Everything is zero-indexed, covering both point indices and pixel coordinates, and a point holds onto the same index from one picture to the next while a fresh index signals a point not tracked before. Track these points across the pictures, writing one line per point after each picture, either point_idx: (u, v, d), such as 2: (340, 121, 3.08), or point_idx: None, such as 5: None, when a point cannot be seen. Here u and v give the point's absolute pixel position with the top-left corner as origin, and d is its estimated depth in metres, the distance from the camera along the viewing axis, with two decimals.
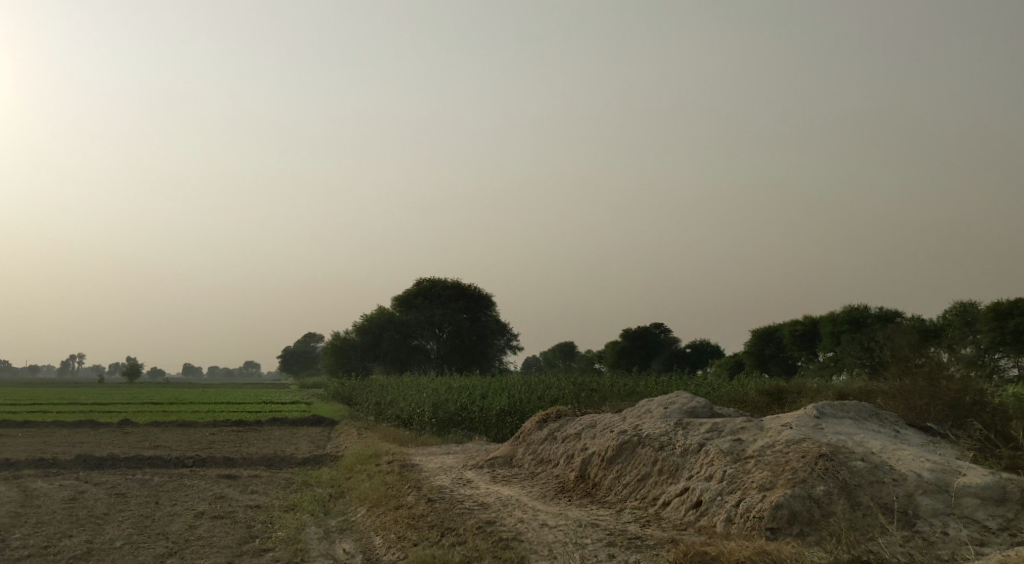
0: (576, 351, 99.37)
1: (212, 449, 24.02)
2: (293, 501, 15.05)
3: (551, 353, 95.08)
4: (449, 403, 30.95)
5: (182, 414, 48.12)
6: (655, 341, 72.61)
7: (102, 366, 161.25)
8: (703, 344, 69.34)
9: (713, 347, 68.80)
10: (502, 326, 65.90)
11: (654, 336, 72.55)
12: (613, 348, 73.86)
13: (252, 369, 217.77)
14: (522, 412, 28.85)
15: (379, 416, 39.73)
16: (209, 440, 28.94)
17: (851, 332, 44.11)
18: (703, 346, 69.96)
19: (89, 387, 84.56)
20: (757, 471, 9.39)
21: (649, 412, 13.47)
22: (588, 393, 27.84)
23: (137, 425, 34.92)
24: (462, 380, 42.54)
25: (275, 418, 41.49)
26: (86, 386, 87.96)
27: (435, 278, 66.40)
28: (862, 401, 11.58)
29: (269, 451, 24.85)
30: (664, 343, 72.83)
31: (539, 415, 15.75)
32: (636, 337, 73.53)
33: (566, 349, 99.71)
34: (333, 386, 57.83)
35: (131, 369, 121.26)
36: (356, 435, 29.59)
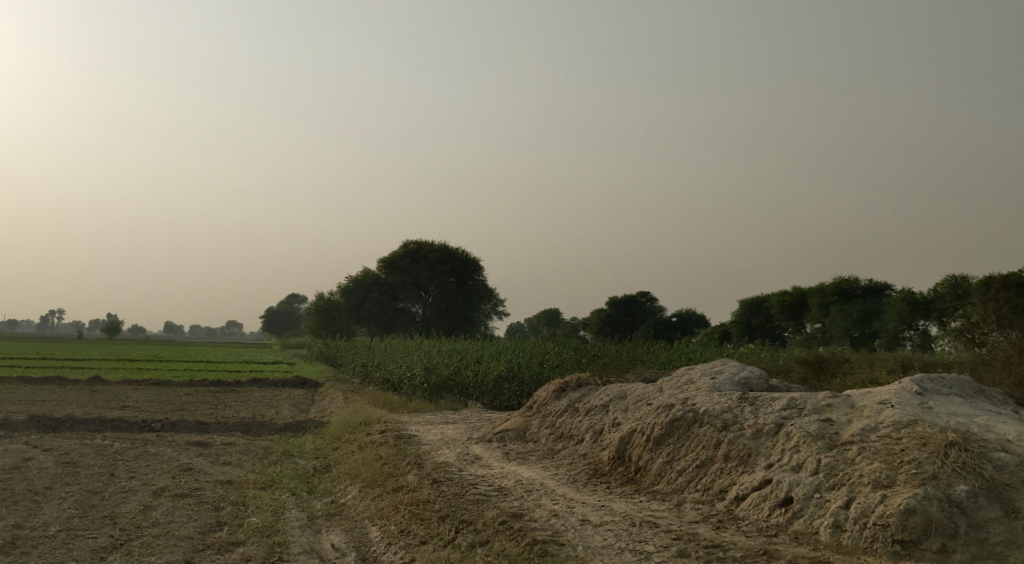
0: (561, 318, 98.02)
1: (184, 412, 21.92)
2: (272, 475, 12.97)
3: (537, 319, 93.31)
4: (442, 367, 29.01)
5: (159, 373, 45.93)
6: (642, 309, 71.01)
7: (80, 323, 159.29)
8: (692, 312, 67.84)
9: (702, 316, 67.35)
10: (490, 291, 63.82)
11: (640, 304, 71.00)
12: (599, 314, 72.26)
13: (233, 329, 215.34)
14: (521, 378, 26.98)
15: (365, 379, 37.74)
16: (183, 401, 26.85)
17: (838, 303, 42.62)
18: (690, 315, 68.46)
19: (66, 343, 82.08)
20: (865, 463, 7.36)
21: (693, 383, 11.43)
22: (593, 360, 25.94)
23: (108, 383, 32.79)
24: (452, 344, 40.61)
25: (255, 379, 39.47)
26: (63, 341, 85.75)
27: (422, 240, 64.12)
28: (963, 376, 9.67)
29: (249, 415, 22.82)
30: (650, 311, 71.36)
31: (556, 383, 13.70)
32: (623, 304, 71.90)
33: (552, 315, 98.31)
34: (317, 345, 55.78)
35: (112, 327, 119.29)
36: (342, 398, 27.59)
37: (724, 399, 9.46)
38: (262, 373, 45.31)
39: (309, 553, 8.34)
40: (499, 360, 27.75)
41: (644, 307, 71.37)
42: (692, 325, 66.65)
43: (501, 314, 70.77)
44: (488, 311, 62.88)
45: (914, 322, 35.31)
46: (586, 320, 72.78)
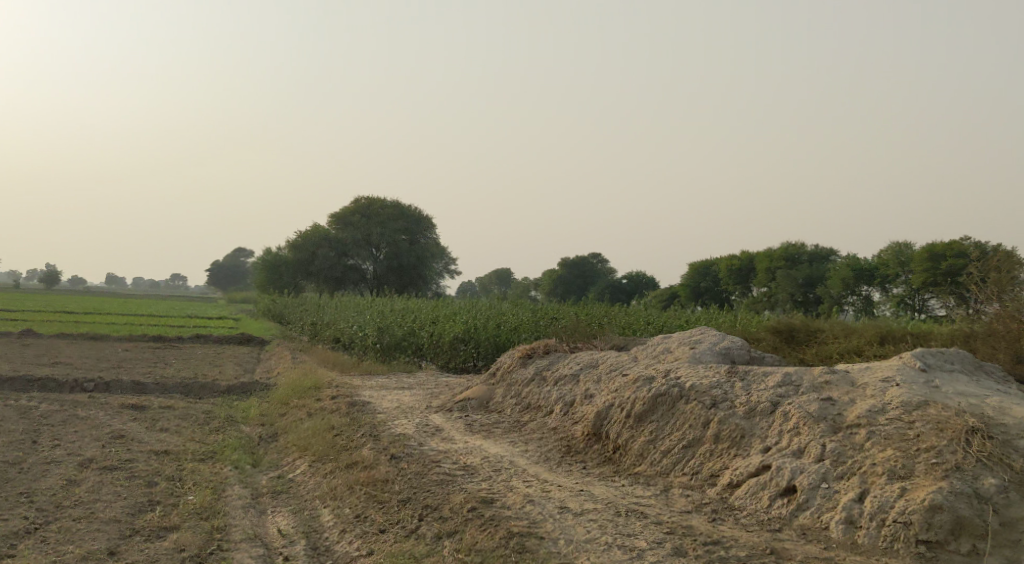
0: (512, 277, 97.54)
1: (122, 372, 20.78)
2: (212, 445, 12.02)
3: (486, 279, 92.65)
4: (395, 327, 28.13)
5: (98, 327, 44.34)
6: (592, 271, 70.82)
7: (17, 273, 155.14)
8: (642, 276, 67.76)
9: (651, 279, 67.38)
10: (442, 250, 62.78)
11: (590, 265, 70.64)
12: (550, 275, 71.71)
13: (178, 282, 211.85)
14: (477, 340, 26.27)
15: (314, 337, 36.74)
16: (122, 359, 25.66)
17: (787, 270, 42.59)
18: (640, 278, 68.23)
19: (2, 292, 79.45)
20: (876, 450, 6.67)
21: (670, 353, 10.68)
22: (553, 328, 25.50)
23: (42, 337, 31.33)
24: (404, 303, 39.66)
25: (200, 334, 38.24)
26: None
27: (373, 196, 62.75)
28: (964, 350, 9.02)
29: (191, 375, 21.72)
30: (600, 273, 71.05)
31: (523, 349, 12.91)
32: (573, 266, 71.59)
33: (503, 274, 97.74)
34: (264, 301, 54.50)
35: (51, 276, 116.21)
36: (291, 357, 26.63)
37: (710, 373, 8.72)
38: (207, 328, 44.08)
39: (252, 541, 7.45)
40: (457, 321, 27.08)
41: (594, 269, 71.14)
42: (642, 288, 66.55)
43: (453, 273, 69.87)
44: (440, 270, 62.27)
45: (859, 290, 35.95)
46: (536, 281, 72.32)
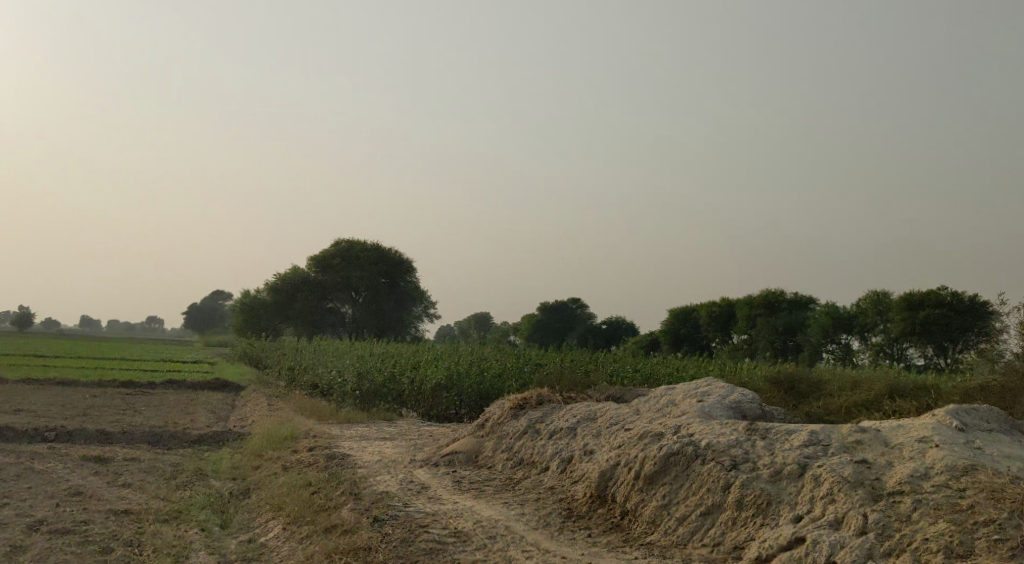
0: (491, 322, 96.88)
1: (88, 421, 19.79)
2: (178, 503, 11.12)
3: (466, 323, 91.82)
4: (374, 372, 27.23)
5: (67, 371, 43.10)
6: (572, 315, 70.21)
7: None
8: (622, 321, 67.21)
9: (632, 325, 66.85)
10: (422, 293, 62.03)
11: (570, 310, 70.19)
12: (529, 320, 71.05)
13: (153, 325, 209.51)
14: (460, 387, 25.52)
15: (291, 383, 35.78)
16: (89, 406, 24.66)
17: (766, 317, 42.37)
18: (619, 323, 67.72)
19: None
20: (927, 521, 6.03)
21: (676, 406, 9.96)
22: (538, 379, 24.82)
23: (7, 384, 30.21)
24: (382, 347, 38.77)
25: (173, 379, 37.18)
26: None
27: (353, 239, 62.06)
28: (997, 406, 8.20)
29: (160, 423, 20.76)
30: (579, 318, 70.56)
31: (514, 399, 12.13)
32: (553, 311, 70.97)
33: (482, 319, 97.14)
34: (240, 345, 53.42)
35: (24, 319, 114.56)
36: (266, 404, 25.69)
37: (725, 428, 7.96)
38: (181, 373, 42.97)
39: None
40: (439, 367, 26.30)
41: (574, 314, 70.52)
42: (621, 333, 66.07)
43: (432, 317, 69.07)
44: (419, 313, 61.73)
45: (836, 337, 35.72)
46: (516, 326, 71.58)
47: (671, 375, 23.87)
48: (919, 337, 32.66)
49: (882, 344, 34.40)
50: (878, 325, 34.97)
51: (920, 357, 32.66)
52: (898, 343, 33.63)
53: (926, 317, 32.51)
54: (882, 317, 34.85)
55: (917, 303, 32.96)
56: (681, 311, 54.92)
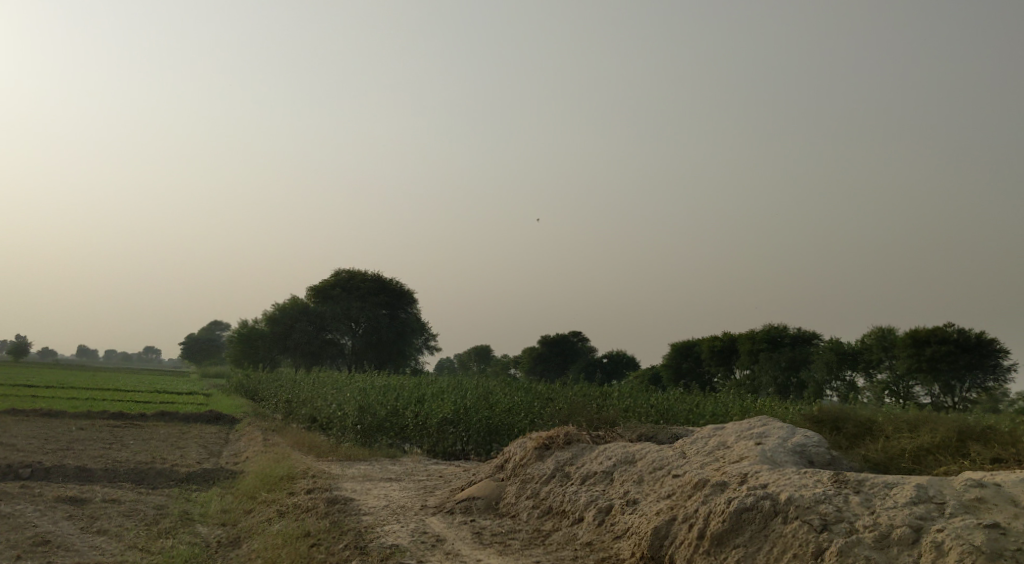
0: (492, 355, 95.70)
1: (71, 458, 18.57)
2: (158, 553, 9.89)
3: (465, 355, 90.23)
4: (377, 406, 25.95)
5: (57, 403, 41.73)
6: (572, 348, 68.94)
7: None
8: (622, 354, 65.87)
9: (633, 358, 65.51)
10: (422, 325, 60.83)
11: (571, 344, 69.18)
12: (529, 353, 69.88)
13: (152, 355, 207.58)
14: (468, 422, 24.33)
15: (288, 417, 34.40)
16: (74, 441, 23.35)
17: None
18: (621, 356, 66.56)
19: None
20: None
21: (731, 448, 8.75)
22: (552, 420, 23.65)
23: None
24: (383, 380, 37.52)
25: (165, 412, 35.80)
26: None
27: (353, 269, 61.04)
28: None
29: (149, 459, 19.53)
30: (580, 352, 69.47)
31: (538, 438, 10.86)
32: (553, 344, 69.68)
33: (483, 352, 95.99)
34: (236, 377, 51.99)
35: (20, 348, 113.30)
36: (262, 439, 24.43)
37: (802, 475, 7.80)
38: (175, 405, 41.59)
39: None
40: (447, 401, 25.05)
41: (575, 348, 69.20)
42: (623, 367, 65.02)
43: (433, 348, 67.78)
44: (419, 345, 60.15)
45: (841, 373, 34.76)
46: (515, 358, 70.19)
47: (687, 416, 22.88)
48: (926, 375, 31.74)
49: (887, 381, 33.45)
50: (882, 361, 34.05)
51: (926, 395, 31.72)
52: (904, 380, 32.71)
53: (933, 354, 31.64)
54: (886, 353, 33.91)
55: (922, 338, 32.13)
56: (683, 343, 55.05)
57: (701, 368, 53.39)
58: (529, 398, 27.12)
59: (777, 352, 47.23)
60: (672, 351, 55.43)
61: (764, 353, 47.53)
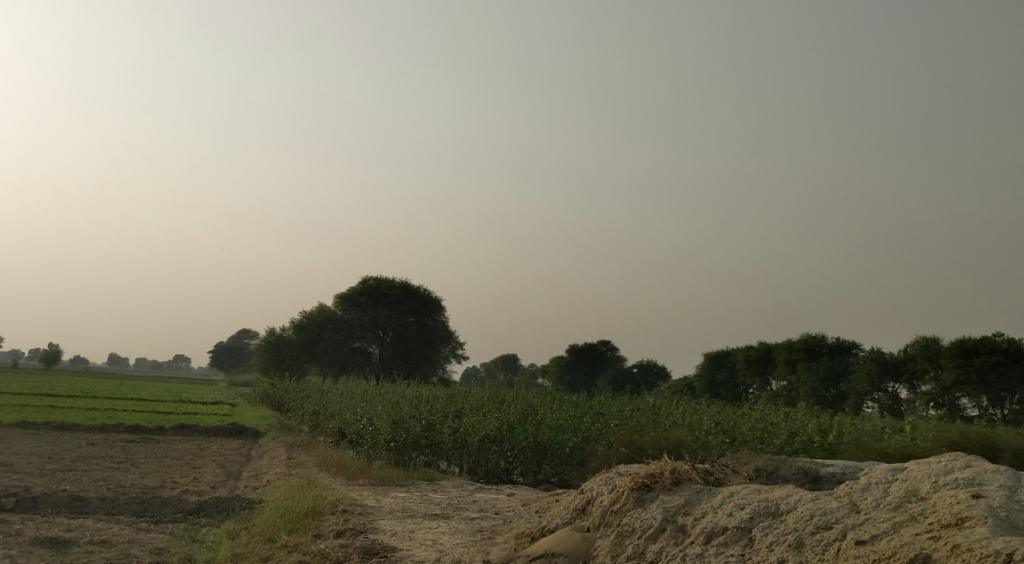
0: (520, 364, 93.68)
1: (70, 484, 16.37)
2: None
3: (492, 363, 87.81)
4: (412, 421, 23.42)
5: (73, 414, 39.63)
6: (602, 358, 66.51)
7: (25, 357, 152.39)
8: (654, 363, 63.25)
9: (665, 367, 62.88)
10: (451, 333, 58.45)
11: (600, 353, 66.79)
12: (558, 362, 67.52)
13: (181, 362, 206.72)
14: (514, 442, 21.93)
15: (316, 430, 32.14)
16: (80, 461, 21.14)
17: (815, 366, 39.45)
18: (652, 366, 63.98)
19: None
20: None
21: (939, 507, 7.63)
22: (607, 440, 21.30)
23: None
24: (414, 391, 35.16)
25: (184, 424, 33.63)
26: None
27: (381, 276, 58.87)
28: None
29: (161, 482, 17.38)
30: (610, 361, 67.01)
31: (637, 476, 8.84)
32: (581, 352, 67.34)
33: (511, 360, 93.90)
34: (261, 387, 49.88)
35: (52, 356, 112.61)
36: (287, 457, 22.20)
37: None
38: (197, 417, 39.50)
39: None
40: (490, 416, 22.70)
41: (604, 357, 66.74)
42: (655, 378, 62.59)
43: (461, 357, 65.41)
44: (447, 354, 57.79)
45: (883, 384, 32.98)
46: (544, 366, 67.72)
47: (749, 439, 20.68)
48: (974, 386, 30.02)
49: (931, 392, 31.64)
50: (926, 373, 32.25)
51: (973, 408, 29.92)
52: (949, 392, 30.94)
53: (982, 364, 29.88)
54: (930, 364, 32.15)
55: (970, 348, 30.50)
56: (717, 352, 52.81)
57: (734, 378, 51.18)
58: (575, 414, 24.75)
59: (814, 363, 45.40)
60: (705, 361, 53.19)
61: (801, 364, 45.78)
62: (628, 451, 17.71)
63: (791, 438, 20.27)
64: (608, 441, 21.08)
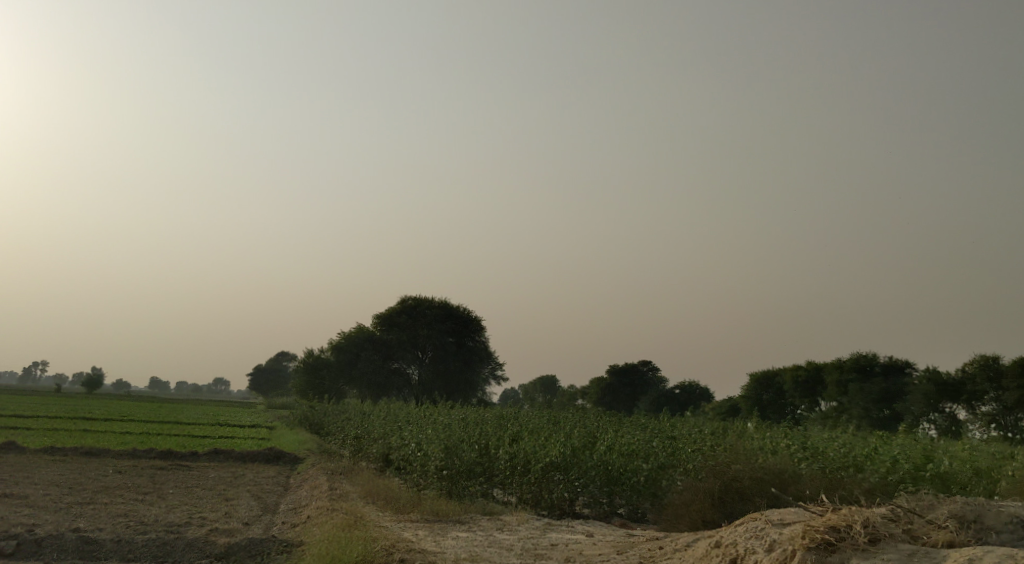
0: (557, 386, 91.59)
1: (93, 523, 14.53)
2: None
3: (530, 385, 84.96)
4: (466, 444, 21.24)
5: (104, 438, 37.79)
6: (642, 379, 63.88)
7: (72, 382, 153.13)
8: (696, 385, 60.62)
9: (709, 389, 60.06)
10: (491, 354, 56.16)
11: (641, 375, 64.12)
12: (597, 383, 65.04)
13: (221, 386, 206.06)
14: (582, 470, 19.76)
15: (357, 455, 30.12)
16: (105, 491, 19.25)
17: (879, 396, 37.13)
18: (693, 387, 61.30)
19: (34, 403, 73.91)
20: None
21: None
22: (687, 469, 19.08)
23: (12, 461, 24.82)
24: (458, 414, 33.02)
25: (217, 449, 31.66)
26: (38, 401, 77.80)
27: (420, 296, 56.81)
28: None
29: (195, 517, 15.51)
30: (651, 383, 64.41)
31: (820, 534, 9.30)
32: (622, 373, 64.70)
33: (549, 382, 91.79)
34: (299, 410, 47.95)
35: (94, 379, 112.04)
36: (329, 485, 20.21)
37: None
38: (234, 441, 37.56)
39: None
40: (553, 441, 20.59)
41: (644, 378, 64.14)
42: (698, 399, 59.89)
43: (499, 378, 63.12)
44: (488, 375, 55.42)
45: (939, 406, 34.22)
46: (584, 388, 65.10)
47: (848, 465, 18.13)
48: None
49: (993, 412, 32.79)
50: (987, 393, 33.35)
51: None
52: (1013, 411, 32.02)
53: None
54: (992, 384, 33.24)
55: None
56: (764, 373, 50.03)
57: (782, 399, 48.32)
58: (646, 438, 22.48)
59: (869, 384, 42.63)
60: (749, 382, 50.47)
61: (852, 384, 43.20)
62: (723, 483, 15.36)
63: (893, 465, 17.73)
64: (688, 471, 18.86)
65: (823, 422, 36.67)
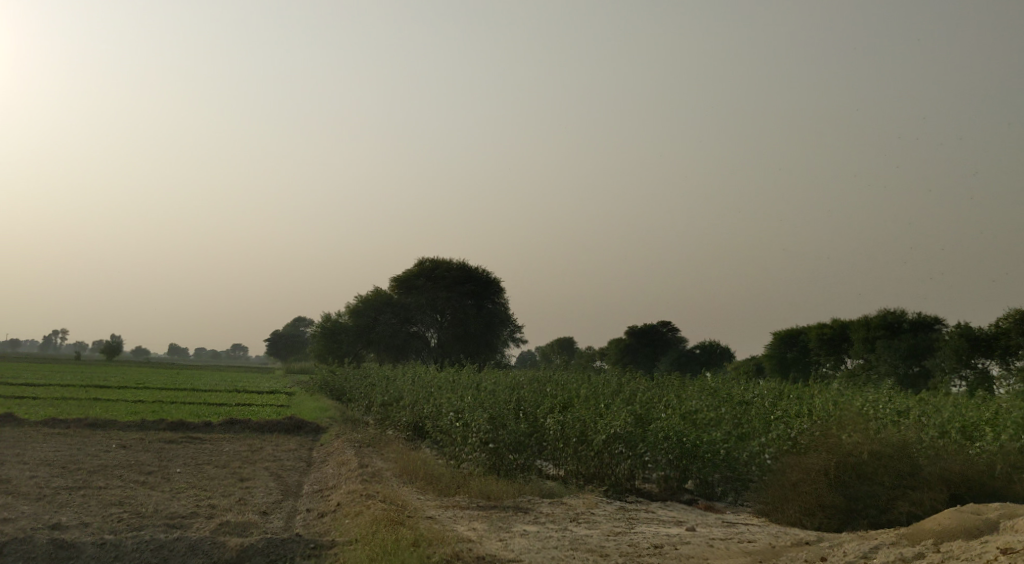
0: (574, 347, 89.41)
1: (82, 516, 12.07)
2: None
3: (548, 346, 82.53)
4: (510, 413, 18.55)
5: (111, 408, 35.32)
6: (663, 339, 61.20)
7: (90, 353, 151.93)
8: (718, 344, 57.91)
9: (732, 348, 57.37)
10: (511, 316, 53.44)
11: (661, 334, 61.42)
12: (616, 345, 62.38)
13: (239, 351, 204.51)
14: (650, 443, 17.05)
15: (383, 424, 27.64)
16: (105, 471, 16.79)
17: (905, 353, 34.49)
18: (714, 347, 58.59)
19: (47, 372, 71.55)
20: None
21: None
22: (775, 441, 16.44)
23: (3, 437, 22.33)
24: (484, 377, 30.49)
25: (231, 419, 29.20)
26: (53, 370, 75.62)
27: (438, 257, 54.05)
28: None
29: (207, 505, 13.08)
30: (671, 343, 61.71)
31: None
32: (642, 334, 61.97)
33: (567, 344, 89.55)
34: (318, 375, 45.53)
35: (111, 347, 110.18)
36: (357, 461, 17.65)
37: None
38: (251, 409, 35.14)
39: None
40: (612, 409, 17.91)
41: (665, 339, 61.48)
42: (720, 359, 57.20)
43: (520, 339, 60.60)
44: (509, 338, 52.71)
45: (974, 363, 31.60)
46: (602, 349, 62.41)
47: (959, 430, 15.38)
48: None
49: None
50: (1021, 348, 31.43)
51: None
52: None
53: None
54: None
55: None
56: (788, 331, 47.34)
57: (807, 358, 45.66)
58: (714, 403, 19.77)
59: (897, 340, 39.97)
60: (773, 341, 47.79)
61: (881, 341, 40.45)
62: (841, 462, 12.66)
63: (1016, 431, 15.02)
64: (778, 444, 16.18)
65: (855, 381, 34.03)
